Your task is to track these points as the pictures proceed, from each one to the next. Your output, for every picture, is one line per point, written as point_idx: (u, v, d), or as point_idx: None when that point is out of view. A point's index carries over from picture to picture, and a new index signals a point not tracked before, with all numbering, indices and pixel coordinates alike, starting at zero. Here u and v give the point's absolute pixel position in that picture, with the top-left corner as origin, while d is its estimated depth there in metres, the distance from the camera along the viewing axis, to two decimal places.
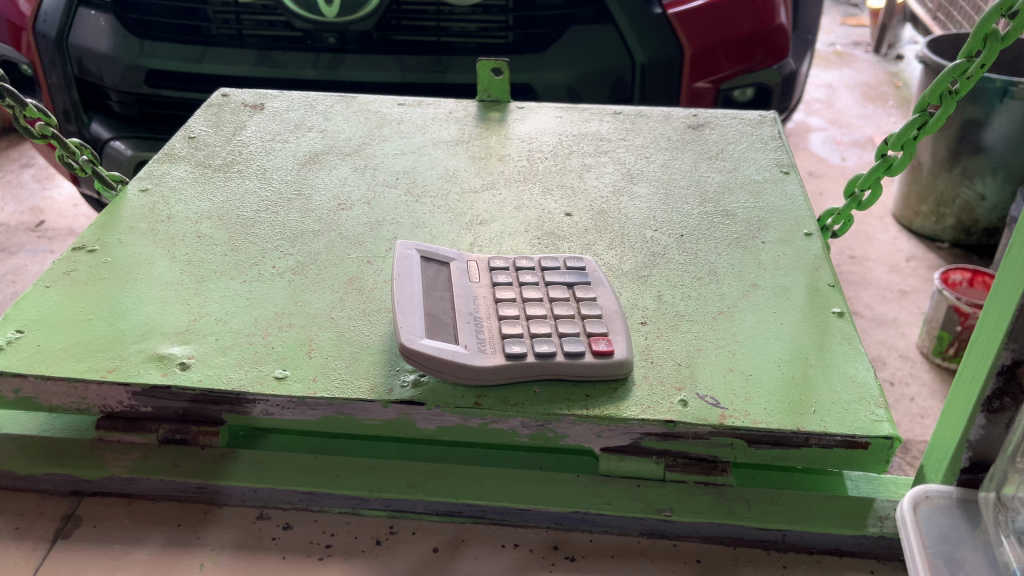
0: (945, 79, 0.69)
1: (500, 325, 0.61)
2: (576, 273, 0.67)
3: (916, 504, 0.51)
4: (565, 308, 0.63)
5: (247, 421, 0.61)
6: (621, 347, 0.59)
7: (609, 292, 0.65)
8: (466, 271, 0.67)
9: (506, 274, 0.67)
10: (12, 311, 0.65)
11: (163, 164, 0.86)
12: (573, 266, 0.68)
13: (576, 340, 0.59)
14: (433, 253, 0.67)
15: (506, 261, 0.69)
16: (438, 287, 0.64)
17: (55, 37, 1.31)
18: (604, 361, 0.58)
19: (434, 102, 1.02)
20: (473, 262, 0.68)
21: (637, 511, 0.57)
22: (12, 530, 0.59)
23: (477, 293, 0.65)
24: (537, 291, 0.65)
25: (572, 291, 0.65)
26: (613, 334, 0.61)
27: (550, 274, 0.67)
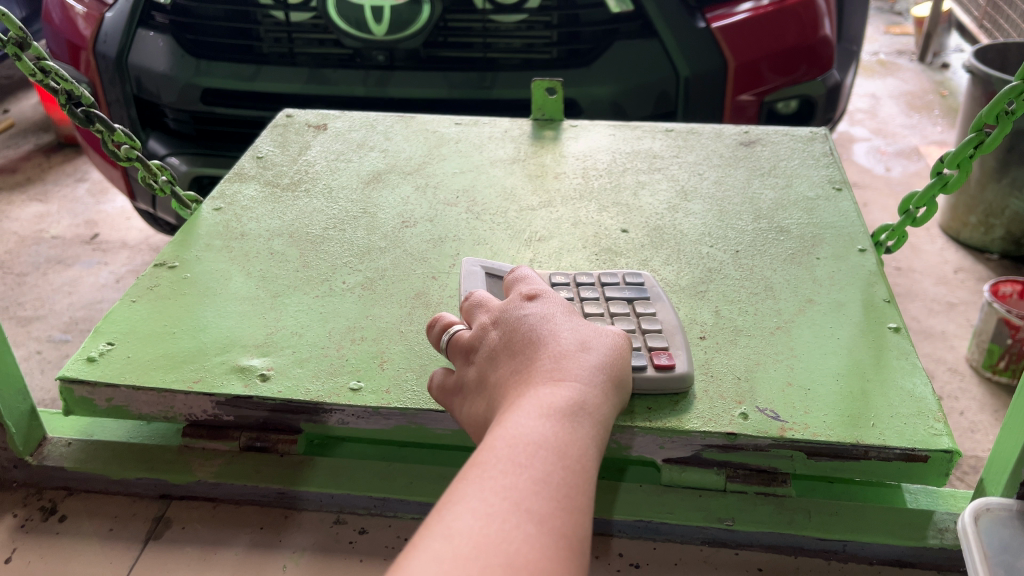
0: (1002, 100, 0.70)
1: None
2: (634, 289, 0.69)
3: (977, 516, 0.53)
4: (625, 323, 0.65)
5: (323, 429, 0.64)
6: (682, 362, 0.61)
7: (666, 306, 0.67)
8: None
9: (566, 288, 0.70)
10: (103, 324, 0.69)
11: (234, 184, 0.90)
12: (633, 281, 0.70)
13: (637, 355, 0.61)
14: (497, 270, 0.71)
15: (566, 277, 0.71)
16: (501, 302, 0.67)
17: (115, 57, 1.34)
18: (666, 377, 0.60)
19: (490, 121, 1.05)
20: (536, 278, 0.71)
21: (700, 521, 0.60)
22: (107, 530, 0.63)
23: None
24: (597, 307, 0.67)
25: (632, 306, 0.67)
26: (673, 349, 0.62)
27: (607, 289, 0.70)
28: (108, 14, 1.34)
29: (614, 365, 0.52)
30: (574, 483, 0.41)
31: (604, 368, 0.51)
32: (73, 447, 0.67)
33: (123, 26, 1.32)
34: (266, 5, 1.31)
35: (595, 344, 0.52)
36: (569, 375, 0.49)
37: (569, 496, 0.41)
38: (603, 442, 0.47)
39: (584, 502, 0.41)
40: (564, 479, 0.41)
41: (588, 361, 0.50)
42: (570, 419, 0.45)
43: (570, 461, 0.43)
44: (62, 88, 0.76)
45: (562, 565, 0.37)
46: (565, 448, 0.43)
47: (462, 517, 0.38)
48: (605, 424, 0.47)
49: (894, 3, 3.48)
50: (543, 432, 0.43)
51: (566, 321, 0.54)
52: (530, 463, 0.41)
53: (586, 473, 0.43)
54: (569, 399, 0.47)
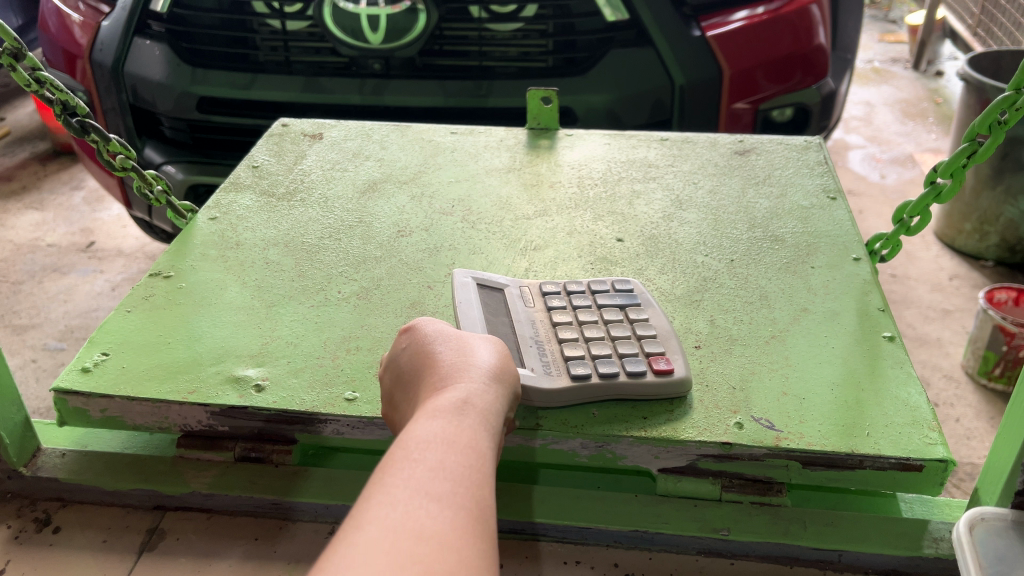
0: (995, 110, 0.70)
1: (562, 348, 0.63)
2: (625, 295, 0.70)
3: (972, 526, 0.53)
4: (619, 330, 0.66)
5: (318, 440, 0.64)
6: (681, 366, 0.62)
7: (658, 312, 0.68)
8: (521, 298, 0.69)
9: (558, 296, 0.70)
10: (97, 334, 0.69)
11: (230, 194, 0.90)
12: (621, 285, 0.71)
13: (635, 360, 0.62)
14: (490, 284, 0.71)
15: (554, 284, 0.71)
16: (497, 315, 0.67)
17: (111, 65, 1.33)
18: (667, 379, 0.60)
19: (485, 130, 1.05)
20: (526, 288, 0.71)
21: (695, 531, 0.60)
22: (101, 542, 0.63)
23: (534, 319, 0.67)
24: (588, 316, 0.67)
25: (625, 312, 0.68)
26: (670, 352, 0.63)
27: (596, 295, 0.70)
28: (104, 22, 1.33)
29: (495, 365, 0.51)
30: (470, 466, 0.41)
31: (486, 370, 0.50)
32: (67, 458, 0.67)
33: (120, 33, 1.31)
34: (261, 13, 1.31)
35: (474, 353, 0.52)
36: (453, 384, 0.49)
37: (468, 477, 0.40)
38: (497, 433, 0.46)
39: (484, 482, 0.41)
40: (462, 465, 0.41)
41: (468, 368, 0.50)
42: (459, 417, 0.45)
43: (466, 450, 0.42)
44: (57, 98, 0.76)
45: (475, 539, 0.37)
46: (458, 439, 0.43)
47: (369, 511, 0.37)
48: (496, 417, 0.47)
49: (888, 11, 3.49)
50: (434, 431, 0.43)
51: (443, 340, 0.53)
52: (423, 456, 0.41)
53: (480, 457, 0.42)
54: (455, 402, 0.46)
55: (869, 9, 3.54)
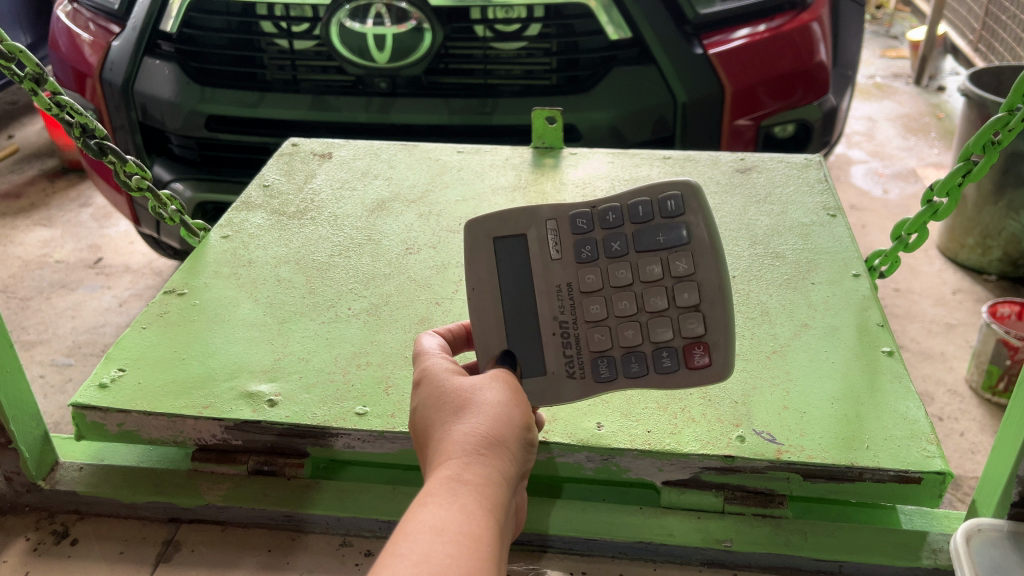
0: (989, 130, 0.72)
1: (588, 336, 0.57)
2: (671, 230, 0.56)
3: (969, 537, 0.55)
4: (656, 298, 0.57)
5: (330, 453, 0.65)
6: (719, 359, 0.55)
7: (710, 255, 0.55)
8: (546, 238, 0.58)
9: (588, 229, 0.58)
10: (114, 351, 0.71)
11: (241, 213, 0.92)
12: (668, 214, 0.57)
13: (667, 354, 0.55)
14: (509, 222, 0.58)
15: (584, 212, 0.59)
16: (516, 277, 0.58)
17: (121, 85, 1.35)
18: (704, 378, 0.55)
19: (491, 149, 1.07)
20: (553, 225, 0.59)
21: (699, 542, 0.61)
22: (118, 554, 0.64)
23: (559, 278, 0.58)
24: (621, 268, 0.58)
25: (668, 256, 0.56)
26: (711, 336, 0.55)
27: (636, 229, 0.57)
28: (115, 42, 1.35)
29: (498, 411, 0.47)
30: (461, 553, 0.38)
31: (488, 419, 0.46)
32: (85, 472, 0.68)
33: (130, 53, 1.34)
34: (269, 33, 1.33)
35: (474, 399, 0.47)
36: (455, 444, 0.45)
37: (457, 570, 0.37)
38: (499, 501, 0.42)
39: (478, 571, 0.37)
40: (451, 554, 0.37)
41: (467, 423, 0.46)
42: (453, 490, 0.41)
43: (463, 535, 0.39)
44: (77, 121, 0.78)
45: None
46: (448, 520, 0.39)
47: None
48: (497, 481, 0.43)
49: (889, 26, 3.51)
50: (425, 513, 0.39)
51: (444, 385, 0.49)
52: (410, 549, 0.37)
53: (474, 540, 0.39)
54: (450, 473, 0.43)
55: (871, 24, 3.57)
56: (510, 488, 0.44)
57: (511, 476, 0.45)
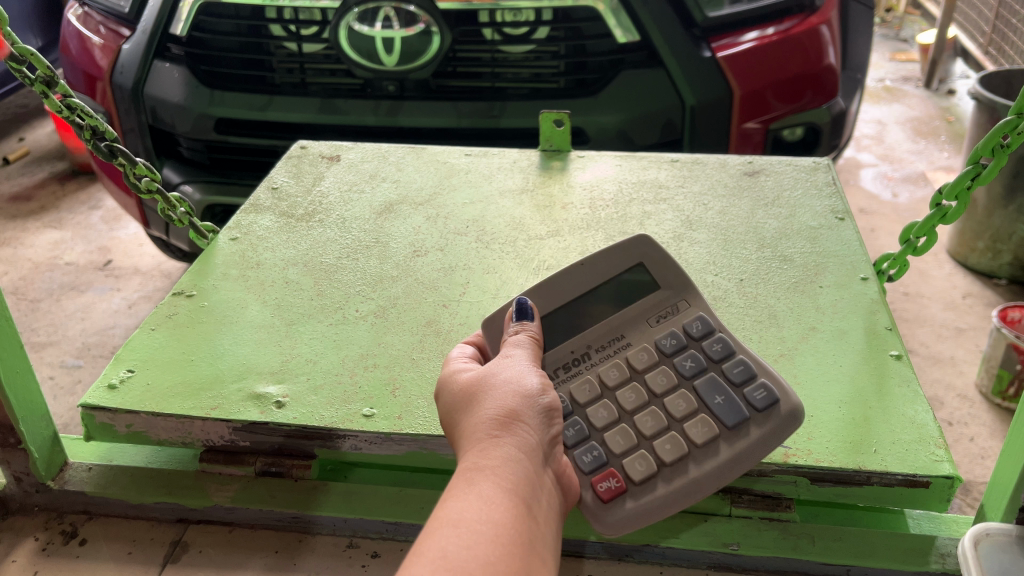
0: (997, 134, 0.72)
1: (579, 381, 0.58)
2: (730, 405, 0.56)
3: (976, 542, 0.55)
4: (650, 424, 0.56)
5: (337, 454, 0.65)
6: (616, 508, 0.53)
7: (729, 454, 0.54)
8: (665, 306, 0.62)
9: (688, 339, 0.60)
10: (123, 352, 0.71)
11: (250, 215, 0.93)
12: (750, 399, 0.56)
13: (596, 459, 0.55)
14: (661, 268, 0.62)
15: (708, 323, 0.60)
16: (608, 295, 0.61)
17: (131, 87, 1.36)
18: (590, 508, 0.54)
19: (499, 152, 1.07)
20: (680, 306, 0.62)
21: (705, 545, 0.61)
22: (126, 554, 0.64)
23: (632, 333, 0.61)
24: (668, 379, 0.58)
25: (699, 413, 0.56)
26: (635, 492, 0.54)
27: (717, 376, 0.58)
28: (125, 45, 1.36)
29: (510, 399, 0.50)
30: (477, 543, 0.40)
31: (499, 409, 0.49)
32: (94, 472, 0.69)
33: (140, 56, 1.34)
34: (278, 36, 1.34)
35: (488, 390, 0.51)
36: (475, 436, 0.48)
37: (474, 559, 0.40)
38: (517, 484, 0.45)
39: (493, 557, 0.40)
40: (467, 543, 0.40)
41: (482, 416, 0.49)
42: (471, 484, 0.44)
43: (480, 521, 0.42)
44: (87, 124, 0.79)
45: None
46: (465, 512, 0.42)
47: None
48: (513, 466, 0.46)
49: (899, 29, 3.50)
50: (445, 509, 0.43)
51: (460, 384, 0.53)
52: (430, 543, 0.40)
53: (492, 529, 0.42)
54: (469, 470, 0.46)
55: (880, 28, 3.56)
56: (529, 470, 0.47)
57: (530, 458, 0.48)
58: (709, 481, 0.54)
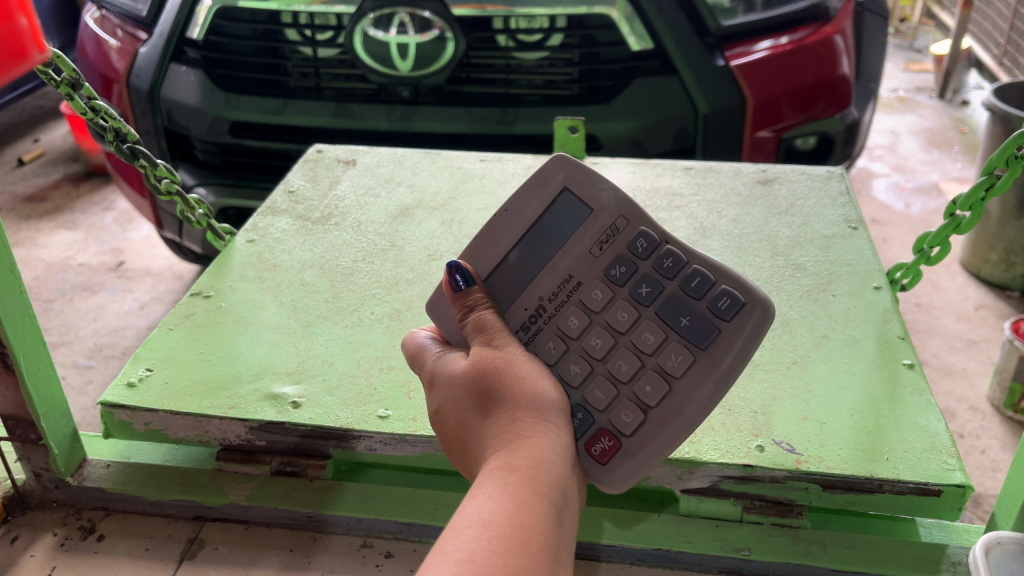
0: (1012, 145, 0.73)
1: (545, 340, 0.54)
2: (700, 328, 0.52)
3: (988, 550, 0.55)
4: (625, 367, 0.53)
5: (352, 455, 0.66)
6: (615, 467, 0.51)
7: (706, 385, 0.51)
8: (603, 228, 0.56)
9: (640, 255, 0.55)
10: (142, 351, 0.72)
11: (267, 217, 0.94)
12: (718, 311, 0.52)
13: (583, 423, 0.51)
14: (586, 187, 0.56)
15: (652, 238, 0.55)
16: (545, 238, 0.57)
17: (148, 90, 1.37)
18: (590, 473, 0.51)
19: (513, 157, 1.08)
20: (621, 221, 0.56)
21: (717, 550, 0.61)
22: (143, 550, 0.65)
23: (580, 269, 0.56)
24: (628, 313, 0.55)
25: (674, 342, 0.53)
26: (628, 444, 0.51)
27: (677, 295, 0.54)
28: (142, 48, 1.37)
29: (533, 391, 0.48)
30: (507, 550, 0.38)
31: (522, 406, 0.47)
32: (112, 469, 0.70)
33: (157, 60, 1.36)
34: (294, 41, 1.35)
35: (503, 382, 0.48)
36: (506, 432, 0.46)
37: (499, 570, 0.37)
38: (552, 486, 0.43)
39: (519, 570, 0.38)
40: (498, 553, 0.38)
41: (500, 420, 0.47)
42: (496, 483, 0.42)
43: (508, 530, 0.39)
44: (110, 126, 0.80)
45: None
46: (493, 515, 0.40)
47: None
48: (546, 466, 0.44)
49: (913, 40, 3.50)
50: (469, 509, 0.40)
51: (462, 379, 0.49)
52: (455, 547, 0.38)
53: (521, 535, 0.39)
54: (486, 471, 0.43)
55: (894, 38, 3.55)
56: (562, 472, 0.44)
57: (560, 462, 0.45)
58: (700, 410, 0.51)
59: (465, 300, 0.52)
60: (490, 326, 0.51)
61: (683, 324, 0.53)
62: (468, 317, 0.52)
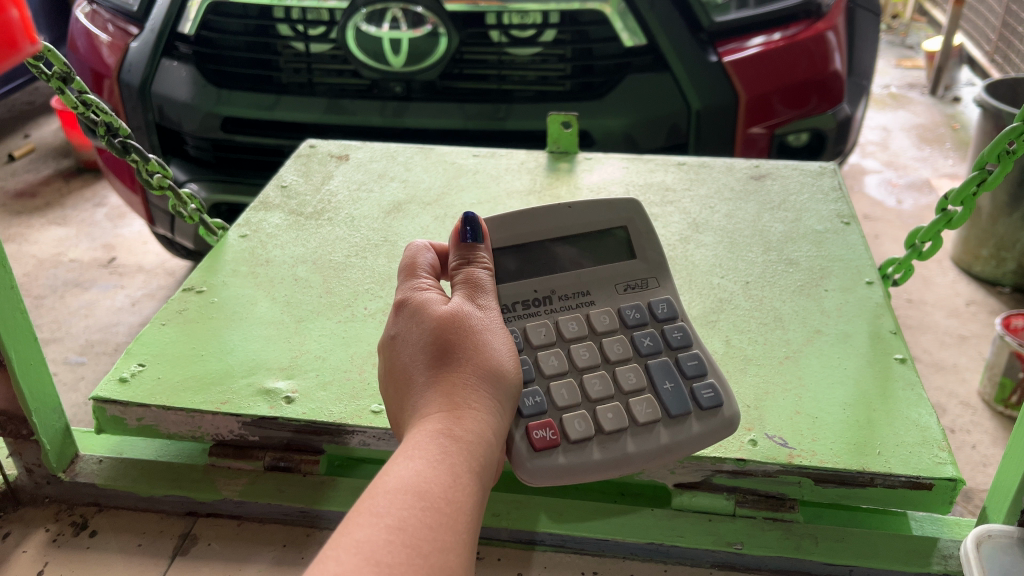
0: (1003, 140, 0.73)
1: (539, 326, 0.58)
2: (679, 396, 0.56)
3: (978, 543, 0.55)
4: (597, 387, 0.57)
5: (345, 449, 0.66)
6: (541, 459, 0.53)
7: (656, 437, 0.55)
8: (634, 276, 0.63)
9: (654, 316, 0.61)
10: (133, 347, 0.72)
11: (260, 212, 0.94)
12: (699, 396, 0.56)
13: (537, 406, 0.55)
14: (642, 241, 0.63)
15: (674, 308, 0.61)
16: (581, 245, 0.62)
17: (139, 85, 1.36)
18: (516, 454, 0.53)
19: (506, 153, 1.08)
20: (654, 284, 0.62)
21: (710, 544, 0.61)
22: (136, 545, 0.65)
23: (599, 294, 0.62)
24: (624, 350, 0.59)
25: (651, 398, 0.56)
26: (564, 446, 0.54)
27: (670, 362, 0.58)
28: (132, 43, 1.36)
29: (489, 364, 0.49)
30: (437, 524, 0.39)
31: (474, 376, 0.48)
32: (104, 465, 0.69)
33: (149, 55, 1.35)
34: (286, 36, 1.34)
35: (465, 349, 0.49)
36: (456, 400, 0.47)
37: (427, 541, 0.38)
38: (483, 467, 0.45)
39: (445, 544, 0.39)
40: (428, 524, 0.39)
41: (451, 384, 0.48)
42: (435, 451, 0.43)
43: (441, 501, 0.40)
44: (101, 120, 0.80)
45: None
46: (429, 484, 0.41)
47: (347, 555, 0.36)
48: (484, 446, 0.45)
49: (905, 36, 3.51)
50: (406, 471, 0.41)
51: (430, 325, 0.50)
52: (388, 510, 0.39)
53: (453, 510, 0.41)
54: (426, 434, 0.45)
55: (886, 35, 3.56)
56: (495, 453, 0.46)
57: (496, 444, 0.47)
58: (635, 458, 0.54)
59: (467, 253, 0.56)
60: (480, 284, 0.55)
61: (668, 387, 0.56)
62: (458, 270, 0.55)
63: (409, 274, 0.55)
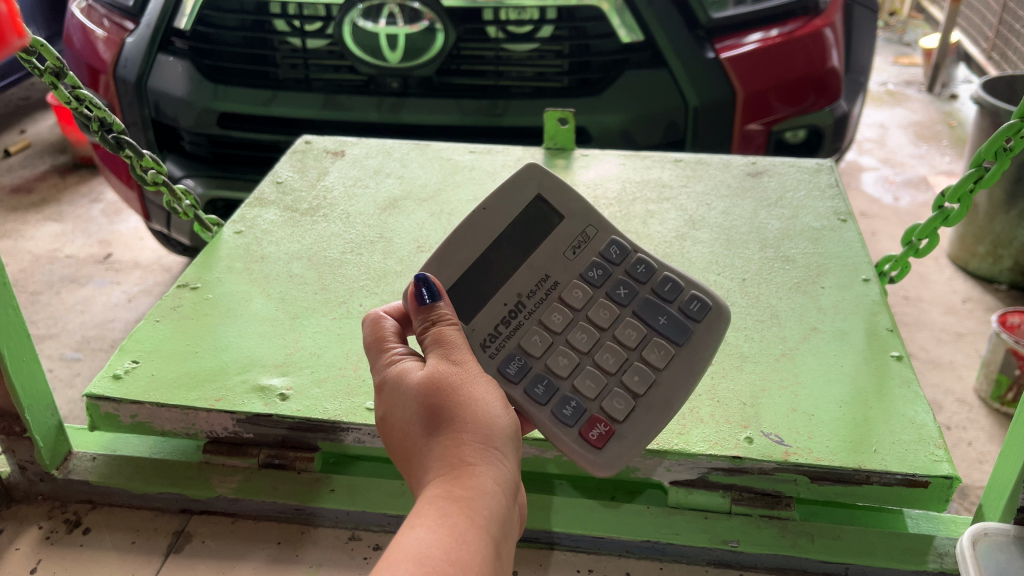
0: (1000, 137, 0.72)
1: (532, 332, 0.57)
2: (678, 324, 0.58)
3: (975, 541, 0.55)
4: (611, 359, 0.57)
5: (340, 446, 0.66)
6: (609, 450, 0.53)
7: (684, 376, 0.56)
8: (574, 234, 0.60)
9: (614, 261, 0.60)
10: (127, 343, 0.72)
11: (255, 209, 0.93)
12: (690, 312, 0.58)
13: (576, 409, 0.54)
14: (559, 197, 0.60)
15: (624, 246, 0.60)
16: (519, 234, 0.59)
17: (134, 81, 1.35)
18: (583, 456, 0.53)
19: (503, 149, 1.07)
20: (591, 229, 0.61)
21: (704, 542, 0.61)
22: (129, 543, 0.65)
23: (556, 271, 0.59)
24: (610, 311, 0.58)
25: (656, 339, 0.57)
26: (622, 429, 0.54)
27: (650, 297, 0.59)
28: (128, 39, 1.35)
29: (482, 417, 0.47)
30: None
31: (469, 433, 0.46)
32: (97, 462, 0.69)
33: (144, 50, 1.34)
34: (282, 31, 1.34)
35: (455, 407, 0.47)
36: (454, 460, 0.45)
37: None
38: (491, 522, 0.43)
39: None
40: None
41: (448, 444, 0.46)
42: (436, 515, 0.42)
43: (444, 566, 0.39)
44: (95, 115, 0.79)
45: None
46: (431, 550, 0.39)
47: None
48: (487, 501, 0.43)
49: (902, 33, 3.51)
50: (406, 542, 0.40)
51: (412, 392, 0.48)
52: None
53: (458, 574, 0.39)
54: (426, 501, 0.43)
55: (883, 31, 3.56)
56: (503, 506, 0.44)
57: (502, 497, 0.45)
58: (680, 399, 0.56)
59: (429, 314, 0.51)
60: (449, 341, 0.50)
61: (662, 321, 0.58)
62: (427, 331, 0.51)
63: (382, 345, 0.53)
